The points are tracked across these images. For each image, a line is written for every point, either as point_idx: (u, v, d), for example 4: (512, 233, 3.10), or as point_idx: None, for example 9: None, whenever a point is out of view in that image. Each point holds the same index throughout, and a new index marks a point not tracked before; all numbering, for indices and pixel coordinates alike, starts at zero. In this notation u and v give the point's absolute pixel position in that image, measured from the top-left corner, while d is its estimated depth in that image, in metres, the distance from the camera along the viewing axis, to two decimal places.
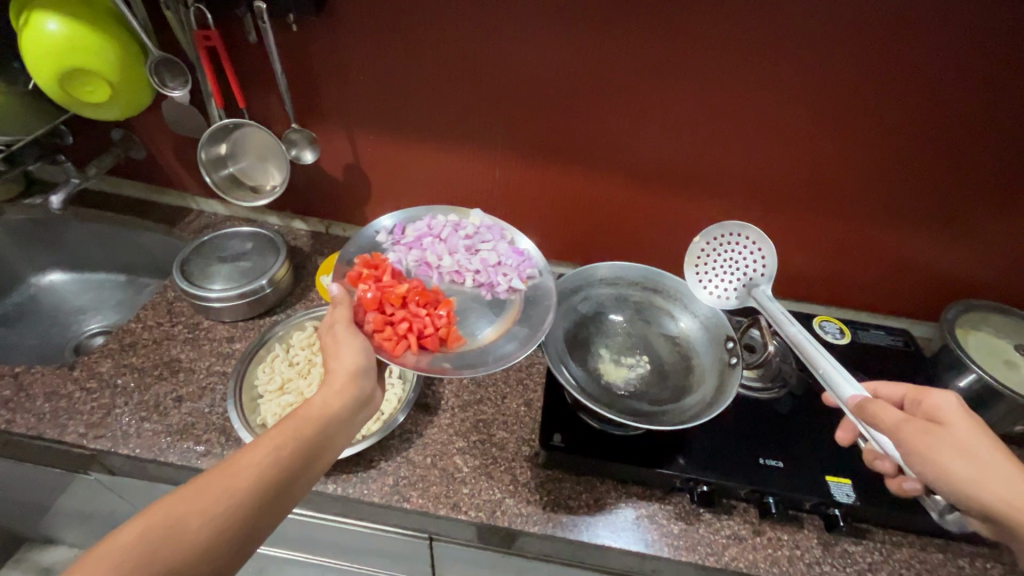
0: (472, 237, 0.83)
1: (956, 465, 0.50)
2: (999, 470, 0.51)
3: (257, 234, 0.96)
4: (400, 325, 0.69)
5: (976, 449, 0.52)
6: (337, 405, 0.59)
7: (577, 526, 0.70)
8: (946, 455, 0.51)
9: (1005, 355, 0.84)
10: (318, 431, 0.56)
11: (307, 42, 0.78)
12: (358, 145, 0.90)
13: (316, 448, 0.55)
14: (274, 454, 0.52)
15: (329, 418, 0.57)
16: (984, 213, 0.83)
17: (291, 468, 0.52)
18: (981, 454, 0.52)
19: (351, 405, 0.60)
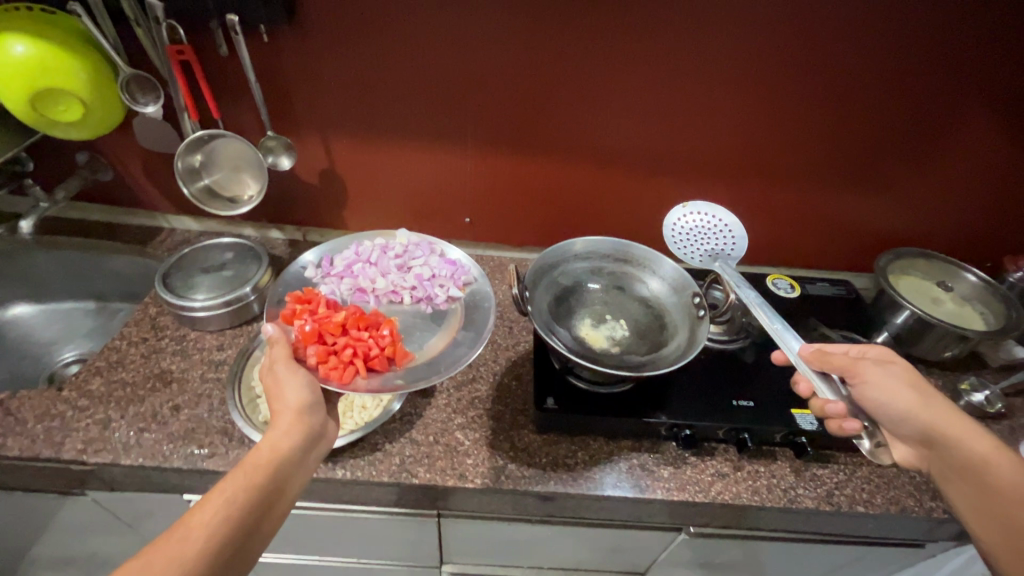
0: (402, 258, 0.91)
1: (897, 393, 0.64)
2: (924, 395, 0.64)
3: (237, 244, 0.98)
4: (344, 351, 0.72)
5: (908, 379, 0.65)
6: (288, 446, 0.60)
7: (577, 481, 0.76)
8: (889, 385, 0.64)
9: (931, 293, 0.96)
10: (271, 474, 0.57)
11: (279, 53, 0.82)
12: (332, 149, 0.94)
13: (272, 491, 0.56)
14: (227, 506, 0.53)
15: (281, 460, 0.59)
16: (898, 171, 0.95)
17: (248, 519, 0.53)
18: (911, 383, 0.65)
19: (302, 443, 0.61)
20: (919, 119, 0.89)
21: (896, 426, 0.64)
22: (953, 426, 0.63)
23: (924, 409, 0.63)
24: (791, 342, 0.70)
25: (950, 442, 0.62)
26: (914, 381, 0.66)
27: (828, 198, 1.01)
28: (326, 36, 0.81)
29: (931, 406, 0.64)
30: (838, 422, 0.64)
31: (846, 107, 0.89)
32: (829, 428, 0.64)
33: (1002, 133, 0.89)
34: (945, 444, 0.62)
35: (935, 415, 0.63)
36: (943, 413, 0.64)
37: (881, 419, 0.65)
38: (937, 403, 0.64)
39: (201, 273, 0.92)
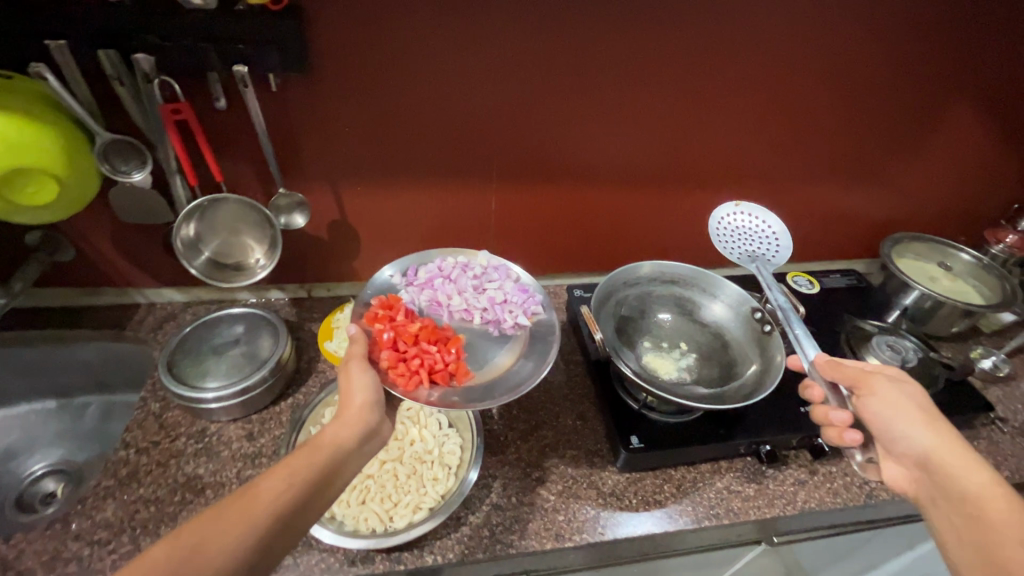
0: (482, 276, 0.81)
1: (904, 408, 0.58)
2: (933, 418, 0.58)
3: (245, 317, 0.88)
4: (413, 360, 0.67)
5: (916, 400, 0.60)
6: (347, 439, 0.57)
7: (672, 516, 0.74)
8: (896, 399, 0.59)
9: (929, 272, 1.05)
10: (330, 460, 0.55)
11: (287, 102, 0.73)
12: (345, 199, 0.85)
13: (328, 475, 0.54)
14: (291, 480, 0.51)
15: (339, 454, 0.56)
16: (893, 162, 1.02)
17: (300, 506, 0.51)
18: (920, 405, 0.59)
19: (360, 439, 0.58)
20: (912, 117, 0.95)
21: (892, 443, 0.59)
22: (960, 458, 0.55)
23: (927, 430, 0.57)
24: (809, 353, 0.68)
25: (949, 470, 0.55)
26: (925, 404, 0.60)
27: (832, 193, 1.05)
28: (340, 81, 0.73)
29: (937, 430, 0.57)
30: (838, 432, 0.62)
31: (852, 110, 0.92)
32: (829, 439, 0.62)
33: (981, 123, 0.97)
34: (945, 471, 0.55)
35: (941, 440, 0.56)
36: (947, 441, 0.56)
37: (880, 434, 0.60)
38: (947, 430, 0.57)
39: (211, 355, 0.81)
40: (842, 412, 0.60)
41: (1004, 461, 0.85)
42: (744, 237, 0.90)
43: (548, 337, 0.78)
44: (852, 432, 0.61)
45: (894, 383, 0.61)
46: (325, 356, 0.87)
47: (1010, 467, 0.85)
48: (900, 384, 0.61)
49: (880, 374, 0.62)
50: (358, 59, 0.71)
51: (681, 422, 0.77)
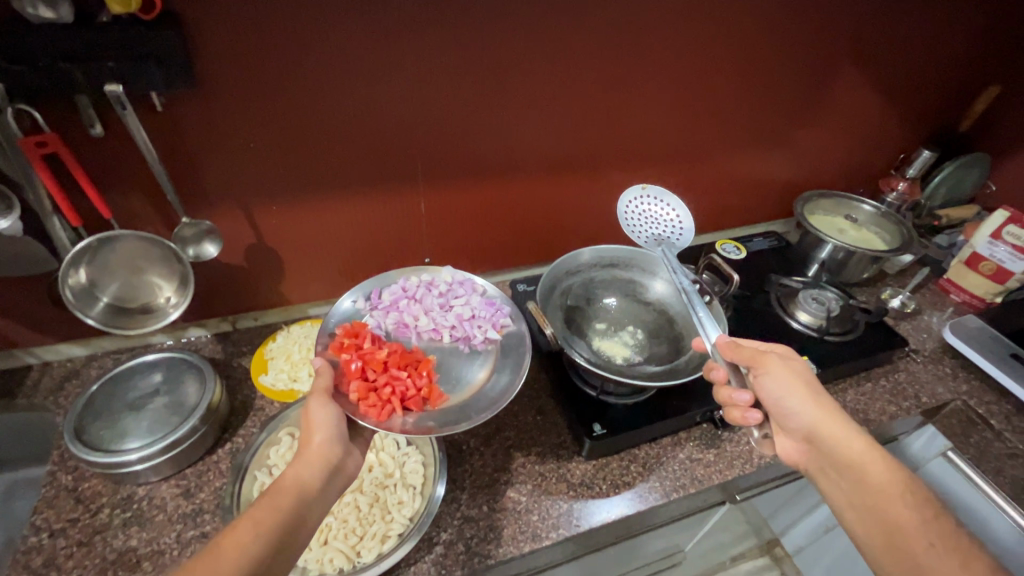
0: (448, 294, 0.82)
1: (794, 387, 0.60)
2: (819, 393, 0.61)
3: (164, 361, 0.79)
4: (384, 389, 0.66)
5: (804, 376, 0.62)
6: (313, 478, 0.56)
7: (642, 495, 0.75)
8: (787, 378, 0.61)
9: (838, 225, 1.12)
10: (296, 503, 0.53)
11: (177, 123, 0.65)
12: (259, 220, 0.78)
13: (297, 517, 0.52)
14: (257, 529, 0.49)
15: (305, 495, 0.54)
16: (795, 126, 1.08)
17: (268, 556, 0.49)
18: (807, 381, 0.61)
19: (327, 479, 0.57)
20: (806, 83, 1.01)
21: (785, 419, 0.61)
22: (842, 431, 0.59)
23: (815, 407, 0.59)
24: (713, 335, 0.67)
25: (834, 443, 0.58)
26: (810, 378, 0.62)
27: (745, 161, 1.11)
28: (236, 95, 0.66)
29: (823, 405, 0.60)
30: (741, 412, 0.63)
31: (754, 81, 0.97)
32: (732, 420, 0.63)
33: (865, 84, 1.05)
34: (831, 444, 0.58)
35: (825, 415, 0.59)
36: (832, 415, 0.59)
37: (774, 412, 0.61)
38: (830, 402, 0.60)
39: (127, 411, 0.72)
40: (747, 394, 0.63)
41: (920, 389, 0.94)
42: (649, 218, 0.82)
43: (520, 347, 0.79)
44: (754, 412, 0.62)
45: (785, 362, 0.63)
46: (261, 391, 0.80)
47: (926, 393, 0.93)
48: (788, 361, 0.63)
49: (774, 353, 0.64)
50: (253, 69, 0.65)
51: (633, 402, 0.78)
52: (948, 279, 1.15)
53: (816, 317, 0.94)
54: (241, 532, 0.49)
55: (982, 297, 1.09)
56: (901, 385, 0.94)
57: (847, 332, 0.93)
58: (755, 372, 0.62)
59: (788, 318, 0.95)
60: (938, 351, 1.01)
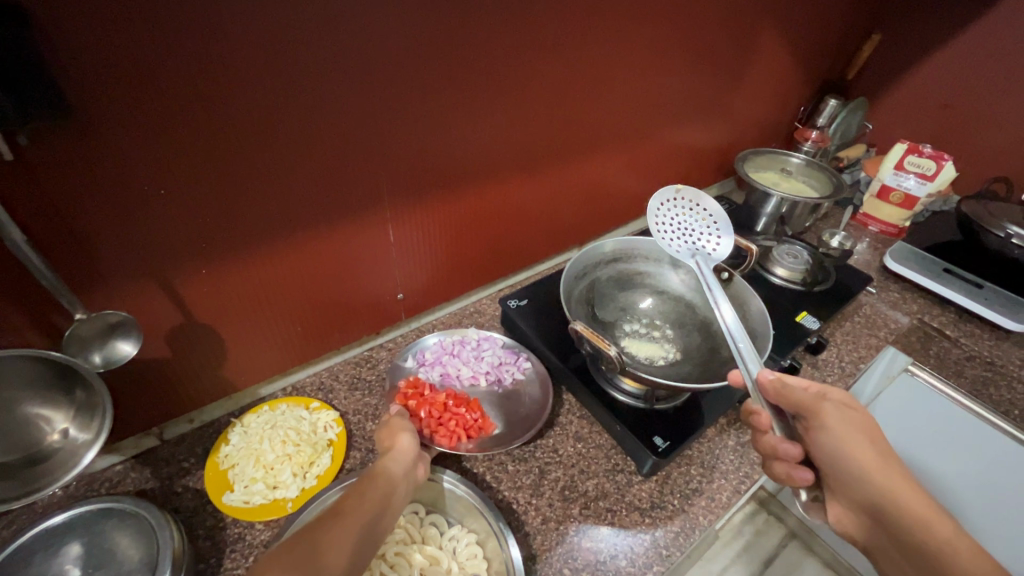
0: (479, 344, 0.79)
1: (857, 445, 0.48)
2: (887, 457, 0.48)
3: (80, 518, 0.55)
4: (449, 421, 0.67)
5: (868, 433, 0.49)
6: (398, 470, 0.51)
7: (714, 497, 0.69)
8: (851, 432, 0.49)
9: (773, 180, 1.17)
10: (396, 487, 0.49)
11: (44, 174, 0.44)
12: (184, 291, 0.57)
13: (391, 496, 0.48)
14: (368, 499, 0.46)
15: (393, 488, 0.49)
16: (725, 91, 1.10)
17: (366, 536, 0.43)
18: (871, 438, 0.49)
19: (406, 478, 0.51)
20: (735, 44, 1.03)
21: (841, 485, 0.49)
22: (917, 509, 0.46)
23: (879, 470, 0.47)
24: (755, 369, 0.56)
25: (904, 519, 0.46)
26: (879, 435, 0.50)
27: (687, 128, 1.11)
28: (132, 124, 0.46)
29: (889, 470, 0.48)
30: (788, 470, 0.51)
31: (694, 46, 0.96)
32: (776, 476, 0.52)
33: (779, 41, 1.10)
34: (899, 518, 0.46)
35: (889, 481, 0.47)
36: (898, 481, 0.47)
37: (830, 472, 0.50)
38: (899, 472, 0.48)
39: None
40: (795, 448, 0.50)
41: (885, 317, 1.01)
42: (688, 233, 0.75)
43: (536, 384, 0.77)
44: (804, 472, 0.51)
45: (847, 412, 0.50)
46: (235, 514, 0.60)
47: (891, 319, 1.01)
48: (852, 408, 0.51)
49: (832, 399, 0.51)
50: (155, 82, 0.45)
51: (675, 406, 0.70)
52: (864, 213, 1.26)
53: (793, 271, 0.96)
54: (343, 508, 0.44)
55: (895, 224, 1.21)
56: (870, 318, 1.01)
57: (824, 280, 0.97)
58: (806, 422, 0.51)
59: (768, 276, 0.97)
60: (883, 279, 1.10)
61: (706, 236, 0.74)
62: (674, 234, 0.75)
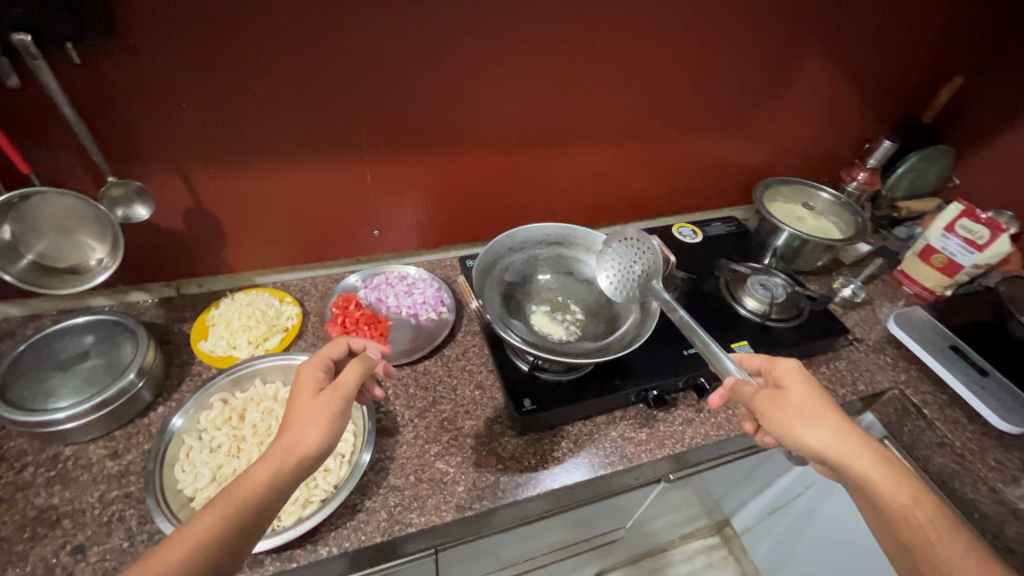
0: (414, 283, 0.96)
1: (804, 420, 0.54)
2: (818, 413, 0.54)
3: (94, 322, 0.78)
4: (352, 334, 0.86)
5: (798, 396, 0.56)
6: (277, 476, 0.51)
7: (570, 470, 0.76)
8: (799, 405, 0.55)
9: (796, 214, 1.12)
10: (267, 495, 0.51)
11: (104, 77, 0.64)
12: (194, 183, 0.77)
13: (258, 516, 0.50)
14: (223, 520, 0.48)
15: (272, 496, 0.51)
16: (758, 109, 1.07)
17: (222, 556, 0.47)
18: (804, 401, 0.55)
19: (298, 473, 0.53)
20: (773, 65, 1.00)
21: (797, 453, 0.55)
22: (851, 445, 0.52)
23: (819, 427, 0.53)
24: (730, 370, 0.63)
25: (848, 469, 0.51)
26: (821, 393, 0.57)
27: (708, 142, 1.10)
28: (159, 50, 0.64)
29: (842, 425, 0.53)
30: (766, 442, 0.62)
31: (720, 60, 0.96)
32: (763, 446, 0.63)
33: (832, 67, 1.04)
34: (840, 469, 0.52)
35: (844, 439, 0.52)
36: (854, 433, 0.53)
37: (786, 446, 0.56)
38: (836, 422, 0.53)
39: (58, 372, 0.72)
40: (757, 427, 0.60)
41: (860, 376, 0.95)
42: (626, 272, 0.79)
43: (442, 331, 0.92)
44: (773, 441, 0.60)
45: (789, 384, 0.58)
46: (199, 356, 0.80)
47: (864, 381, 0.94)
48: (791, 377, 0.59)
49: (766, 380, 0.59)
50: (176, 22, 0.62)
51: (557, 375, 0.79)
52: (902, 270, 1.15)
53: (762, 304, 0.94)
54: (190, 534, 0.46)
55: (932, 289, 1.10)
56: (841, 374, 0.95)
57: (793, 318, 0.93)
58: (764, 417, 0.56)
59: (735, 303, 0.95)
60: (881, 341, 1.02)
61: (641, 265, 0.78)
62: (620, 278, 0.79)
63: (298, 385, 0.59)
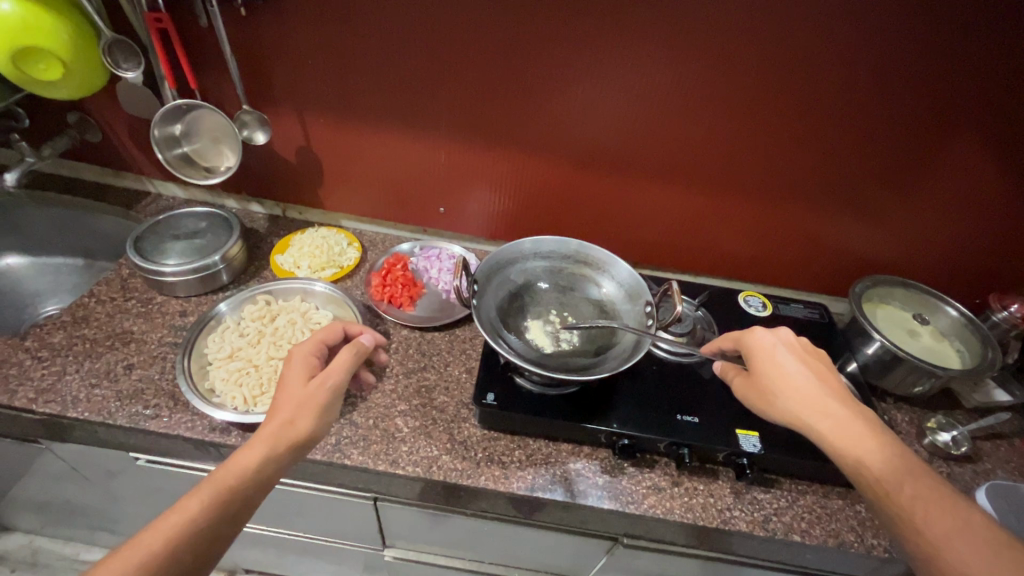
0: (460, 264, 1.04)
1: (771, 391, 0.63)
2: (790, 378, 0.63)
3: (212, 214, 1.00)
4: (388, 288, 0.96)
5: (775, 365, 0.64)
6: (262, 468, 0.54)
7: (509, 478, 0.75)
8: (768, 377, 0.64)
9: (908, 324, 0.94)
10: (249, 487, 0.53)
11: (260, 29, 0.83)
12: (307, 127, 0.95)
13: (245, 502, 0.53)
14: (207, 505, 0.50)
15: (259, 480, 0.54)
16: (880, 190, 0.93)
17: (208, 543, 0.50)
18: (780, 371, 0.64)
19: (286, 460, 0.56)
20: (906, 141, 0.86)
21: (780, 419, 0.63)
22: (818, 405, 0.60)
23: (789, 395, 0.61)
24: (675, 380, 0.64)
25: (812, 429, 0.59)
26: (793, 361, 0.64)
27: (809, 213, 0.99)
28: (299, 16, 0.82)
29: (802, 387, 0.62)
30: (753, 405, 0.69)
31: (834, 120, 0.86)
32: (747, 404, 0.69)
33: (993, 158, 0.86)
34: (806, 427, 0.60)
35: (801, 400, 0.61)
36: (811, 393, 0.61)
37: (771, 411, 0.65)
38: (801, 384, 0.62)
39: (172, 239, 0.94)
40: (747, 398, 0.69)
41: None
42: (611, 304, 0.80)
43: (462, 312, 0.97)
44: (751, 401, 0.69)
45: (761, 357, 0.66)
46: (269, 264, 0.98)
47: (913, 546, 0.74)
48: (763, 350, 0.66)
49: (751, 352, 0.67)
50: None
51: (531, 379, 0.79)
52: None
53: None
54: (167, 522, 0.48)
55: None
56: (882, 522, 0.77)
57: None
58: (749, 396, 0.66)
59: None
60: None
61: (626, 301, 0.80)
62: (601, 306, 0.81)
63: (290, 372, 0.63)
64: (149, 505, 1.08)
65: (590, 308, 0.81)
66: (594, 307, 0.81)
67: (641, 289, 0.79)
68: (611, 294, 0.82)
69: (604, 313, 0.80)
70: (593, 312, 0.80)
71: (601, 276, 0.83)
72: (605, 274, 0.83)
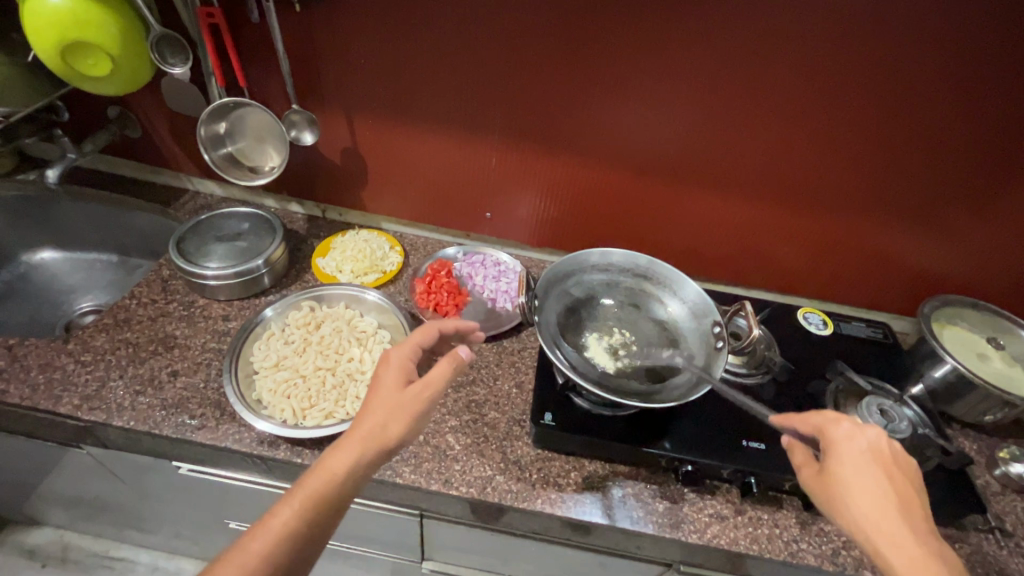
0: (506, 272, 1.00)
1: (839, 497, 0.53)
2: (878, 494, 0.52)
3: (254, 215, 0.97)
4: (434, 296, 0.93)
5: (856, 469, 0.53)
6: (351, 474, 0.52)
7: (566, 502, 0.72)
8: (842, 481, 0.53)
9: (978, 347, 0.89)
10: (340, 492, 0.51)
11: (312, 25, 0.80)
12: (354, 127, 0.91)
13: (334, 508, 0.51)
14: (299, 515, 0.49)
15: (347, 484, 0.52)
16: (954, 205, 0.88)
17: (303, 549, 0.50)
18: (862, 479, 0.53)
19: (375, 463, 0.53)
20: (990, 156, 0.81)
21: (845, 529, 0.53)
22: (896, 531, 0.49)
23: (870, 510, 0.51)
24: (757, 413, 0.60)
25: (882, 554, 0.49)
26: (876, 470, 0.53)
27: (875, 227, 0.94)
28: (354, 13, 0.78)
29: (872, 503, 0.51)
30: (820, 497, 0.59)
31: (913, 132, 0.81)
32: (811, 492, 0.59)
33: None
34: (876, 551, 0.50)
35: (876, 521, 0.50)
36: (893, 516, 0.50)
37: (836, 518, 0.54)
38: (885, 501, 0.51)
39: (214, 241, 0.91)
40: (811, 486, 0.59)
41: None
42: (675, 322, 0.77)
43: (509, 322, 0.94)
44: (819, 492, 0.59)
45: (840, 454, 0.55)
46: (311, 268, 0.95)
47: None
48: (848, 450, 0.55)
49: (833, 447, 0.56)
50: None
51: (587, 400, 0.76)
52: None
53: None
54: (268, 531, 0.48)
55: None
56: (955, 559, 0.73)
57: None
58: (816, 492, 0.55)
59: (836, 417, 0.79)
60: None
61: (691, 320, 0.76)
62: (664, 324, 0.77)
63: (385, 374, 0.58)
64: (184, 507, 1.06)
65: (652, 326, 0.77)
66: (657, 324, 0.77)
67: (709, 308, 0.76)
68: (674, 312, 0.78)
69: (668, 332, 0.76)
70: (655, 330, 0.77)
71: (664, 292, 0.79)
72: (667, 291, 0.79)
